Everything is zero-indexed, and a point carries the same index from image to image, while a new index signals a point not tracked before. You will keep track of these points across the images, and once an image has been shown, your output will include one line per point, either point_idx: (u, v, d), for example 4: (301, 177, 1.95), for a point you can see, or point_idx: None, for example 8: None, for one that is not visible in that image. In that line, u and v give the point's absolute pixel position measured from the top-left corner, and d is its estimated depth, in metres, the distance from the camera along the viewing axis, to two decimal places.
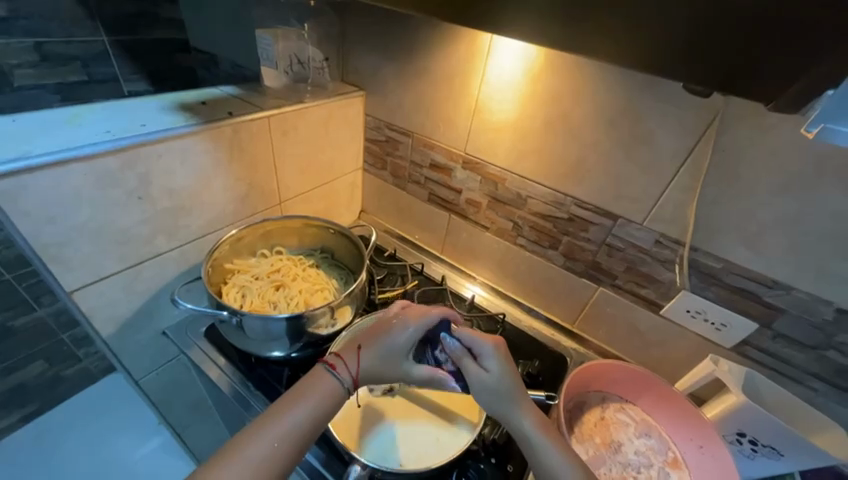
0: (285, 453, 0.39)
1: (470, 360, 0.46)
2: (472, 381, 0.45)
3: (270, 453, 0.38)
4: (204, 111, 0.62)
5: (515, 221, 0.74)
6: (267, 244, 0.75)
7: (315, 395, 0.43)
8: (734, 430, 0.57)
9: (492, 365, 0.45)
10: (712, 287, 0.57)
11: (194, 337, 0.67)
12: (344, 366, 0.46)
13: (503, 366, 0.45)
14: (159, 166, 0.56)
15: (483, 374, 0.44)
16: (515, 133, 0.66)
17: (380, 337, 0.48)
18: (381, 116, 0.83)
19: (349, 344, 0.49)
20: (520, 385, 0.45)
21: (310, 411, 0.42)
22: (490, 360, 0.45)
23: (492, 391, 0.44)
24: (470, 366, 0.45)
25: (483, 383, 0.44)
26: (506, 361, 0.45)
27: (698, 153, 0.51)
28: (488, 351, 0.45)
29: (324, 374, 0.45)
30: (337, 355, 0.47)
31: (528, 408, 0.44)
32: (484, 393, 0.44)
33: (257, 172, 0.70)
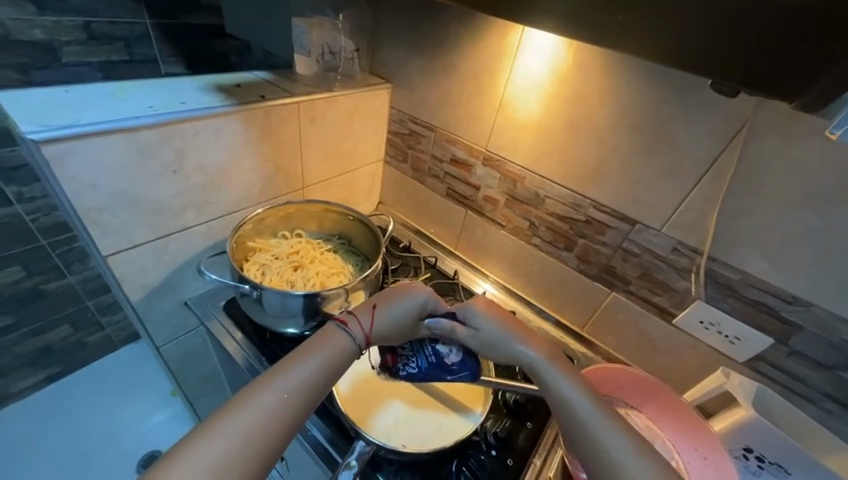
0: (291, 409, 0.39)
1: (459, 327, 0.53)
2: (467, 340, 0.52)
3: (277, 405, 0.38)
4: (238, 94, 0.65)
5: (531, 221, 0.75)
6: (288, 226, 0.77)
7: (318, 357, 0.44)
8: (741, 445, 0.56)
9: (480, 322, 0.52)
10: (729, 299, 0.56)
11: (213, 309, 0.70)
12: (356, 322, 0.48)
13: (489, 322, 0.51)
14: (194, 142, 0.59)
15: (473, 334, 0.52)
16: (538, 133, 0.67)
17: (394, 299, 0.51)
18: (405, 110, 0.84)
19: (361, 305, 0.51)
20: (510, 330, 0.51)
21: (314, 371, 0.43)
22: (477, 319, 0.52)
23: (487, 342, 0.51)
24: (462, 329, 0.53)
25: (475, 338, 0.52)
26: (491, 313, 0.52)
27: (723, 162, 0.51)
28: (475, 314, 0.52)
29: (331, 335, 0.47)
30: (349, 314, 0.49)
31: (530, 341, 0.49)
32: (482, 347, 0.52)
33: (283, 156, 0.72)
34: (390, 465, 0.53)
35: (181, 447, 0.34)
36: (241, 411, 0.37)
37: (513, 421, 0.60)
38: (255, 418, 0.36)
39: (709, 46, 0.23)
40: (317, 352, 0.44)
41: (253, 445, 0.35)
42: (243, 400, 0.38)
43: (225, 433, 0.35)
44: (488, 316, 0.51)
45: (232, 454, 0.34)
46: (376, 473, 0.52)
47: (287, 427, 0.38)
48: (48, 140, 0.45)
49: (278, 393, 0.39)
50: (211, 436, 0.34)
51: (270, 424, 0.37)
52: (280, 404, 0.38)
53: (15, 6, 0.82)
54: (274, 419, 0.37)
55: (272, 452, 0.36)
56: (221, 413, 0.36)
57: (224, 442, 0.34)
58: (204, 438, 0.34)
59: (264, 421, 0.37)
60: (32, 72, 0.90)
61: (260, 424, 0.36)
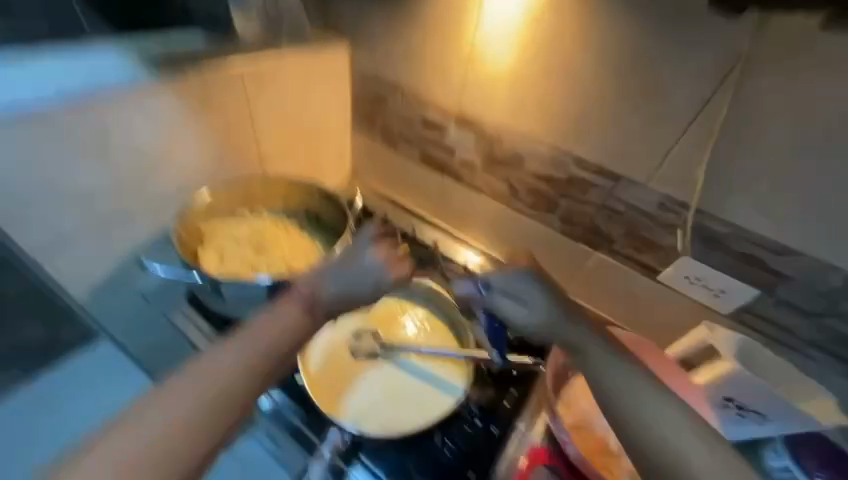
0: (220, 400, 0.39)
1: (507, 300, 0.46)
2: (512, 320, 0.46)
3: (208, 394, 0.39)
4: (168, 60, 0.57)
5: (511, 184, 0.70)
6: (247, 206, 0.70)
7: (256, 338, 0.43)
8: (723, 395, 0.55)
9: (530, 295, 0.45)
10: (717, 253, 0.54)
11: (174, 303, 0.63)
12: (297, 297, 0.46)
13: (539, 295, 0.45)
14: (110, 118, 0.52)
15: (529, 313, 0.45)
16: (512, 85, 0.60)
17: (346, 270, 0.47)
18: (366, 68, 0.75)
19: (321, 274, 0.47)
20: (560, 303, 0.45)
21: (246, 348, 0.42)
22: (527, 293, 0.46)
23: (541, 324, 0.44)
24: (505, 305, 0.46)
25: (529, 318, 0.45)
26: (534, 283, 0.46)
27: (713, 107, 0.47)
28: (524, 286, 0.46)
29: (283, 310, 0.45)
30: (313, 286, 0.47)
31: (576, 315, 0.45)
32: (540, 327, 0.45)
33: (233, 130, 0.64)
34: (377, 446, 0.52)
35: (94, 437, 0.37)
36: (166, 400, 0.38)
37: (496, 390, 0.59)
38: (187, 399, 0.39)
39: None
40: (250, 332, 0.43)
41: (182, 435, 0.37)
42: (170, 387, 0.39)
43: (137, 421, 0.37)
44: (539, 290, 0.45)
45: (157, 440, 0.37)
46: (358, 453, 0.51)
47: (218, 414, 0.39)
48: None
49: (207, 382, 0.40)
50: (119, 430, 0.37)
51: (196, 408, 0.38)
52: (216, 393, 0.39)
53: None
54: (204, 405, 0.39)
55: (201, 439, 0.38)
56: (158, 394, 0.39)
57: (148, 429, 0.37)
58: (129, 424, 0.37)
59: (192, 407, 0.38)
60: None
61: (189, 411, 0.38)
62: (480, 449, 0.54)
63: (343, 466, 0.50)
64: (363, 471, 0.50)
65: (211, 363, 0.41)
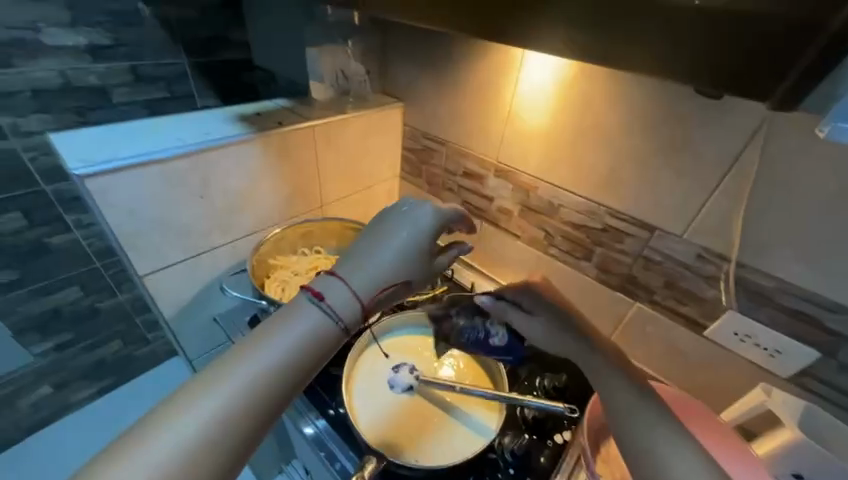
0: (274, 388, 0.31)
1: (513, 310, 0.55)
2: (519, 327, 0.55)
3: (268, 381, 0.31)
4: (258, 122, 0.69)
5: (547, 230, 0.73)
6: (308, 243, 0.81)
7: (294, 333, 0.34)
8: (789, 472, 0.51)
9: (529, 305, 0.54)
10: (764, 308, 0.52)
11: (240, 326, 0.74)
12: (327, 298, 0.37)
13: (547, 312, 0.51)
14: (219, 168, 0.64)
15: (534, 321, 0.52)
16: (547, 142, 0.66)
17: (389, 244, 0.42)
18: (418, 127, 0.86)
19: (356, 264, 0.40)
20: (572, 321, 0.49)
21: (292, 339, 0.33)
22: (534, 308, 0.52)
23: (549, 336, 0.50)
24: (513, 316, 0.55)
25: (533, 328, 0.52)
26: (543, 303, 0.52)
27: (744, 162, 0.48)
28: (531, 302, 0.53)
29: (302, 312, 0.36)
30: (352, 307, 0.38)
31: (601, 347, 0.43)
32: (547, 335, 0.50)
33: (301, 178, 0.76)
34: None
35: (139, 430, 0.27)
36: (215, 388, 0.29)
37: (532, 438, 0.58)
38: (227, 392, 0.29)
39: (697, 54, 0.23)
40: (292, 322, 0.34)
41: (228, 437, 0.28)
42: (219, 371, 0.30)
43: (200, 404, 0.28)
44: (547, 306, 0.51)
45: (194, 441, 0.27)
46: None
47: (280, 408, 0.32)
48: (90, 175, 0.51)
49: (253, 367, 0.31)
50: (161, 422, 0.27)
51: (251, 396, 0.30)
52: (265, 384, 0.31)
53: (75, 57, 0.94)
54: (254, 399, 0.30)
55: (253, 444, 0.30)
56: (209, 375, 0.30)
57: (211, 417, 0.28)
58: (179, 408, 0.28)
59: (243, 401, 0.29)
60: (89, 114, 1.02)
61: (231, 418, 0.29)
62: None
63: None
64: None
65: (265, 351, 0.32)
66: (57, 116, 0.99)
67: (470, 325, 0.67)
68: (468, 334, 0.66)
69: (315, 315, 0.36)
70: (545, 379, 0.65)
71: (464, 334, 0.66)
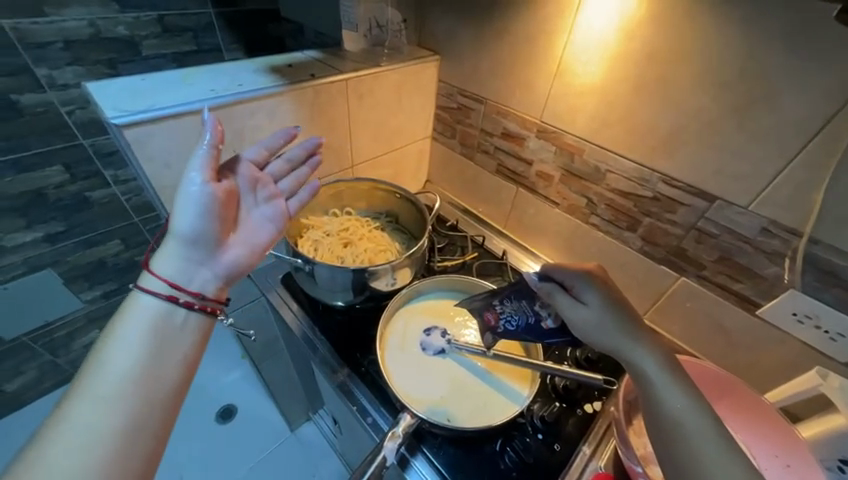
0: (144, 380, 0.36)
1: (562, 293, 0.47)
2: (567, 314, 0.46)
3: (142, 372, 0.36)
4: (290, 74, 0.66)
5: (589, 198, 0.69)
6: (339, 205, 0.80)
7: (140, 327, 0.38)
8: (836, 457, 0.48)
9: (589, 296, 0.45)
10: (834, 289, 0.47)
11: (273, 282, 0.76)
12: (143, 283, 0.41)
13: (600, 300, 0.44)
14: (252, 123, 0.62)
15: (585, 313, 0.44)
16: (600, 101, 0.60)
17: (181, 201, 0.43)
18: (454, 83, 0.81)
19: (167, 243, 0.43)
20: (625, 316, 0.43)
21: (143, 329, 0.38)
22: (586, 293, 0.45)
23: (593, 325, 0.43)
24: (563, 300, 0.46)
25: (578, 315, 0.44)
26: (600, 287, 0.45)
27: (839, 125, 0.41)
28: (584, 285, 0.46)
29: (139, 310, 0.39)
30: (174, 280, 0.42)
31: (644, 339, 0.41)
32: (591, 327, 0.43)
33: (332, 135, 0.74)
34: (431, 439, 0.55)
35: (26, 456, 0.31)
36: (83, 395, 0.34)
37: (562, 406, 0.59)
38: (99, 394, 0.34)
39: None
40: (135, 321, 0.39)
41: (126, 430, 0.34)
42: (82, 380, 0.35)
43: (76, 413, 0.33)
44: (601, 292, 0.45)
45: (89, 437, 0.32)
46: (419, 444, 0.54)
47: (166, 389, 0.37)
48: (129, 124, 0.50)
49: (113, 369, 0.35)
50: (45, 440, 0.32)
51: (129, 390, 0.35)
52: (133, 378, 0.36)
53: (103, 6, 0.93)
54: (132, 391, 0.35)
55: (155, 427, 0.35)
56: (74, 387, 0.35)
57: (95, 418, 0.33)
58: (58, 421, 0.33)
59: (121, 395, 0.35)
60: (120, 66, 1.04)
61: (112, 410, 0.34)
62: (543, 465, 0.53)
63: (405, 453, 0.54)
64: (424, 462, 0.53)
65: (120, 346, 0.36)
66: (89, 68, 1.00)
67: (515, 310, 0.54)
68: (513, 320, 0.54)
69: (148, 301, 0.40)
70: (577, 350, 0.64)
71: (508, 322, 0.54)
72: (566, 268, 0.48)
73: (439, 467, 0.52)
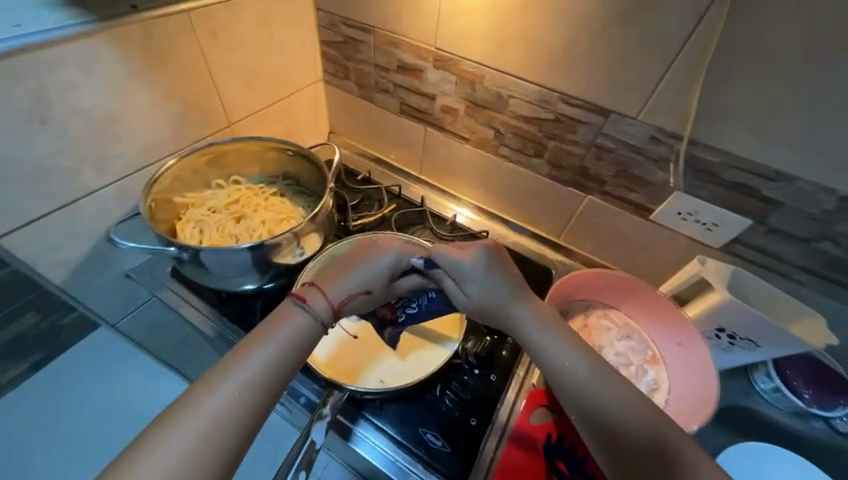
0: (261, 394, 0.35)
1: (450, 279, 0.46)
2: (453, 298, 0.47)
3: (231, 404, 0.33)
4: (99, 5, 0.50)
5: (496, 128, 0.66)
6: (222, 174, 0.68)
7: (286, 338, 0.39)
8: (714, 327, 0.58)
9: (473, 287, 0.45)
10: (709, 185, 0.52)
11: (161, 278, 0.65)
12: (312, 302, 0.42)
13: (483, 291, 0.45)
14: (54, 80, 0.47)
15: (466, 303, 0.46)
16: (491, 18, 0.55)
17: (353, 266, 0.46)
18: (334, 10, 0.68)
19: (333, 276, 0.45)
20: (509, 299, 0.45)
21: (272, 359, 0.37)
22: (471, 284, 0.45)
23: (477, 309, 0.46)
24: (451, 287, 0.47)
25: (462, 301, 0.47)
26: (490, 273, 0.45)
27: (709, 23, 0.42)
28: (471, 278, 0.44)
29: (292, 317, 0.40)
30: (311, 289, 0.43)
31: (527, 305, 0.45)
32: (473, 312, 0.47)
33: (188, 87, 0.60)
34: (373, 402, 0.54)
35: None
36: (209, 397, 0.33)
37: (493, 339, 0.60)
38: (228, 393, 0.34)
39: None
40: (278, 328, 0.39)
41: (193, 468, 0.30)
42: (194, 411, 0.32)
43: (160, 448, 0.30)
44: (487, 285, 0.45)
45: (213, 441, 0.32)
46: (360, 410, 0.53)
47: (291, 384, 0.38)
48: None
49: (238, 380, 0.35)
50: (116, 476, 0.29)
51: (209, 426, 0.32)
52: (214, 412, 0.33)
53: None
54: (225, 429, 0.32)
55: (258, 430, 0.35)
56: (173, 413, 0.32)
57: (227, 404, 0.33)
58: (147, 449, 0.30)
59: (206, 433, 0.31)
60: None
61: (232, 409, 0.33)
62: (483, 397, 0.55)
63: (347, 422, 0.53)
64: (367, 426, 0.52)
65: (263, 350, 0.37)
66: None
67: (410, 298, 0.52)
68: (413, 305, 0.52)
69: (304, 312, 0.41)
70: None
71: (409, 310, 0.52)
72: (454, 257, 0.45)
73: (382, 426, 0.52)
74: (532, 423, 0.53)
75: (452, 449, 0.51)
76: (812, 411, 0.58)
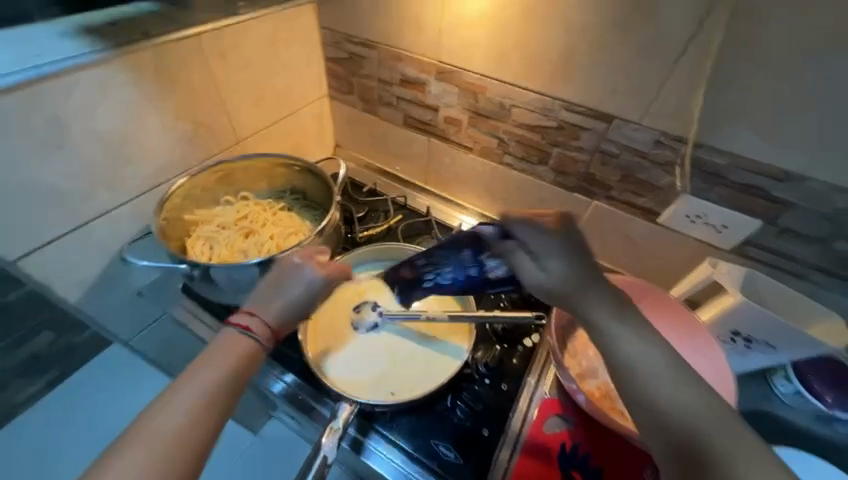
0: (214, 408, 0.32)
1: (522, 253, 0.37)
2: (526, 278, 0.37)
3: (189, 419, 0.31)
4: (113, 33, 0.52)
5: (500, 137, 0.67)
6: (231, 190, 0.69)
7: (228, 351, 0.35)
8: (729, 330, 0.57)
9: (553, 261, 0.35)
10: (716, 188, 0.52)
11: (173, 295, 0.66)
12: (257, 329, 0.38)
13: (566, 264, 0.34)
14: (71, 106, 0.49)
15: (544, 282, 0.35)
16: (492, 29, 0.56)
17: (290, 281, 0.41)
18: (337, 27, 0.70)
19: (270, 297, 0.40)
20: (597, 274, 0.34)
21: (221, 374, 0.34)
22: (550, 258, 0.35)
23: (557, 293, 0.35)
24: (521, 260, 0.37)
25: (539, 282, 0.36)
26: (570, 247, 0.35)
27: (709, 27, 0.43)
28: (551, 250, 0.35)
29: (237, 344, 0.36)
30: (249, 316, 0.38)
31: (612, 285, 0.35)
32: (551, 298, 0.35)
33: (198, 108, 0.62)
34: (385, 415, 0.53)
35: None
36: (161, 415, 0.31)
37: (504, 348, 0.60)
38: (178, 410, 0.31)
39: None
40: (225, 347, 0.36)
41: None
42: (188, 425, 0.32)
43: (138, 447, 0.29)
44: (569, 259, 0.34)
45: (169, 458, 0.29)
46: (371, 424, 0.53)
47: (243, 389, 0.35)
48: None
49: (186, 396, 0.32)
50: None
51: (192, 429, 0.31)
52: (187, 418, 0.31)
53: None
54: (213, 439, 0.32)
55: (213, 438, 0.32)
56: None
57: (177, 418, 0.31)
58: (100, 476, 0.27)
59: (160, 453, 0.29)
60: None
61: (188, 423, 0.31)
62: (496, 407, 0.54)
63: (359, 436, 0.52)
64: (378, 438, 0.52)
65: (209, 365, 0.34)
66: None
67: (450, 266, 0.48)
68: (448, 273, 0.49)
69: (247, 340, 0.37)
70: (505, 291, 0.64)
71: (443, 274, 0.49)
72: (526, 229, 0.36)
73: (395, 439, 0.52)
74: (546, 433, 0.52)
75: (464, 460, 0.50)
76: (835, 414, 0.56)
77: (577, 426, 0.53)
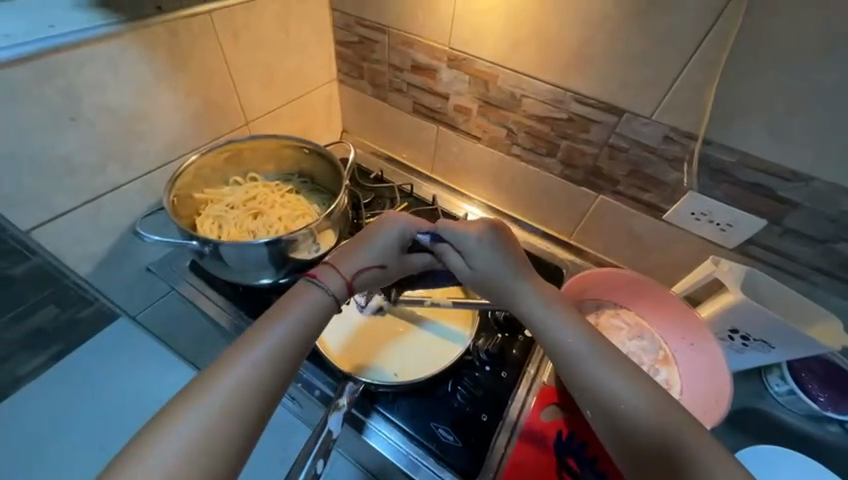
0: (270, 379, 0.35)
1: (454, 253, 0.48)
2: (457, 272, 0.49)
3: (240, 387, 0.33)
4: (125, 7, 0.52)
5: (510, 127, 0.67)
6: (240, 171, 0.70)
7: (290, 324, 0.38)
8: (727, 328, 0.57)
9: (478, 258, 0.47)
10: (723, 185, 0.52)
11: (180, 272, 0.66)
12: (325, 278, 0.43)
13: (487, 261, 0.46)
14: (85, 80, 0.49)
15: (468, 273, 0.48)
16: (506, 17, 0.56)
17: (370, 236, 0.47)
18: (349, 10, 0.70)
19: (345, 252, 0.46)
20: (519, 267, 0.46)
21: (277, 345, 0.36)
22: (475, 257, 0.47)
23: (483, 281, 0.47)
24: (454, 260, 0.49)
25: (466, 274, 0.48)
26: (494, 248, 0.46)
27: (727, 21, 0.42)
28: (477, 249, 0.47)
29: (305, 297, 0.41)
30: (322, 266, 0.44)
31: (530, 279, 0.46)
32: (474, 283, 0.48)
33: (209, 86, 0.62)
34: (386, 396, 0.55)
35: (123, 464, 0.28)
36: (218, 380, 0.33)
37: (505, 336, 0.60)
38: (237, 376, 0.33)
39: None
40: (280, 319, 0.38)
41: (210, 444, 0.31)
42: (193, 397, 0.32)
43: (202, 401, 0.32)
44: (494, 254, 0.46)
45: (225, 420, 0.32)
46: (373, 404, 0.54)
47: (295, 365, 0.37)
48: None
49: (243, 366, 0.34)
50: (156, 436, 0.30)
51: (242, 397, 0.33)
52: (239, 386, 0.33)
53: None
54: (225, 412, 0.32)
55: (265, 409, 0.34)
56: None
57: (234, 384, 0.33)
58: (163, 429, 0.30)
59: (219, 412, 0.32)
60: None
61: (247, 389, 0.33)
62: (495, 393, 0.56)
63: (360, 416, 0.54)
64: (380, 419, 0.53)
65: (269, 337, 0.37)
66: None
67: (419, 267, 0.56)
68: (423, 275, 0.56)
69: (316, 290, 0.42)
70: None
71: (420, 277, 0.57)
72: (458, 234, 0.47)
73: (396, 420, 0.53)
74: (543, 421, 0.54)
75: (464, 443, 0.52)
76: (828, 414, 0.57)
77: (573, 415, 0.54)
